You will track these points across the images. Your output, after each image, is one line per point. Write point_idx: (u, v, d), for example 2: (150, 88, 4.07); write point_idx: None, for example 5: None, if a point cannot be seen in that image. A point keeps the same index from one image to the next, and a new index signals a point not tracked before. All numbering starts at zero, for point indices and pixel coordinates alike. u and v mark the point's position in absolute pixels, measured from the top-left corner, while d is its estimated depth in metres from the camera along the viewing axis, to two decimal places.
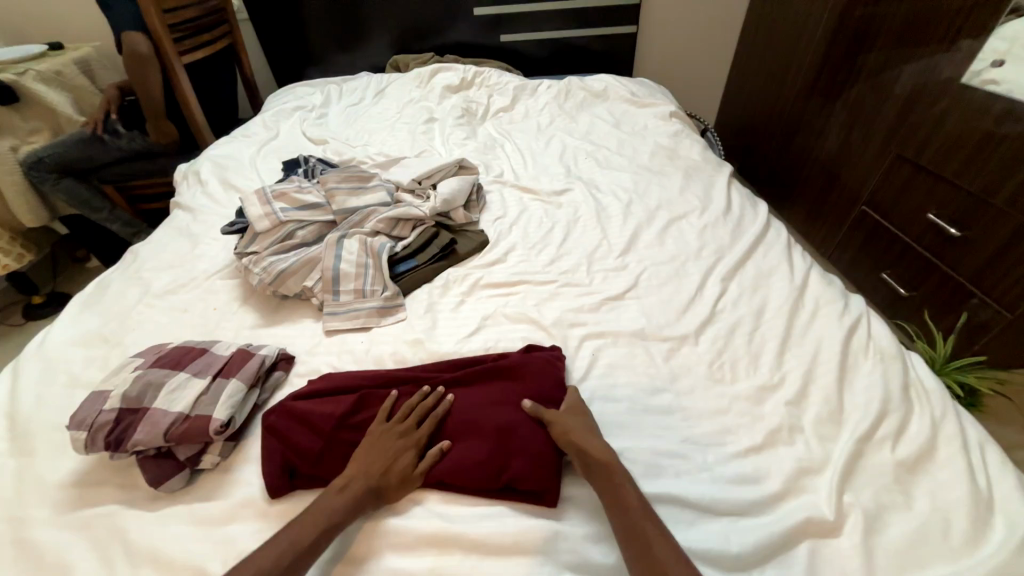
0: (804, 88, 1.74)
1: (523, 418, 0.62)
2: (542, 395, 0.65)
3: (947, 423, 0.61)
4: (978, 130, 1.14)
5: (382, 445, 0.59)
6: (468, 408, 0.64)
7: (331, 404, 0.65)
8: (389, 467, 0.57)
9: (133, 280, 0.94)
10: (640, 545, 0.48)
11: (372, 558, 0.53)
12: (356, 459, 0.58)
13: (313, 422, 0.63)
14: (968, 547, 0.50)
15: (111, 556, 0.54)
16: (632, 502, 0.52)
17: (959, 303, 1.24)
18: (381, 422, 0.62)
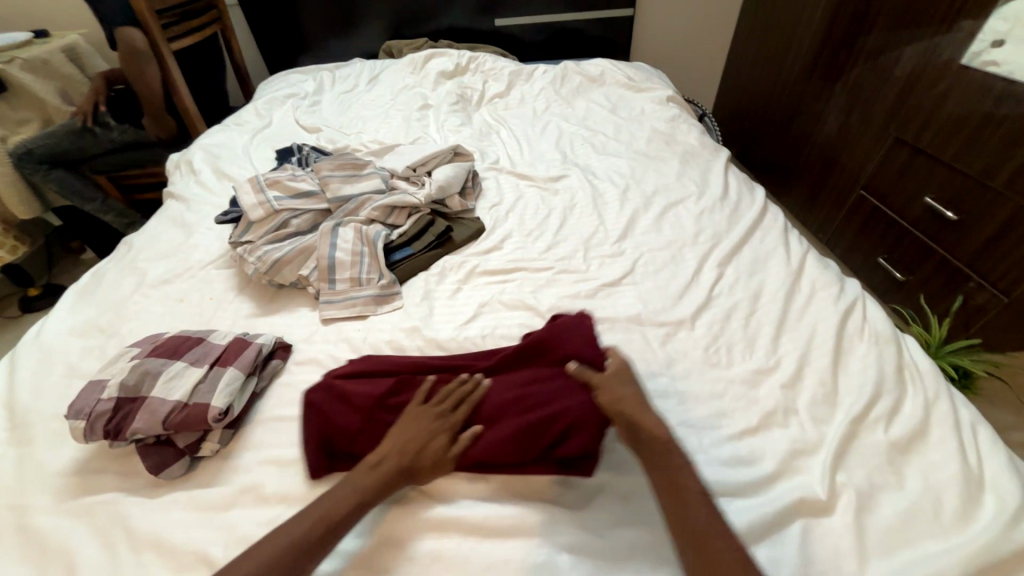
0: (804, 71, 1.72)
1: (565, 387, 0.60)
2: (582, 358, 0.64)
3: (939, 404, 0.62)
4: (979, 113, 1.13)
5: (418, 425, 0.58)
6: (509, 389, 0.62)
7: (369, 385, 0.64)
8: (423, 447, 0.56)
9: (128, 270, 0.94)
10: (693, 532, 0.47)
11: (405, 540, 0.53)
12: (390, 436, 0.57)
13: (352, 401, 0.62)
14: (958, 524, 0.51)
15: (115, 541, 0.55)
16: (688, 487, 0.50)
17: (955, 287, 1.24)
18: (418, 404, 0.60)
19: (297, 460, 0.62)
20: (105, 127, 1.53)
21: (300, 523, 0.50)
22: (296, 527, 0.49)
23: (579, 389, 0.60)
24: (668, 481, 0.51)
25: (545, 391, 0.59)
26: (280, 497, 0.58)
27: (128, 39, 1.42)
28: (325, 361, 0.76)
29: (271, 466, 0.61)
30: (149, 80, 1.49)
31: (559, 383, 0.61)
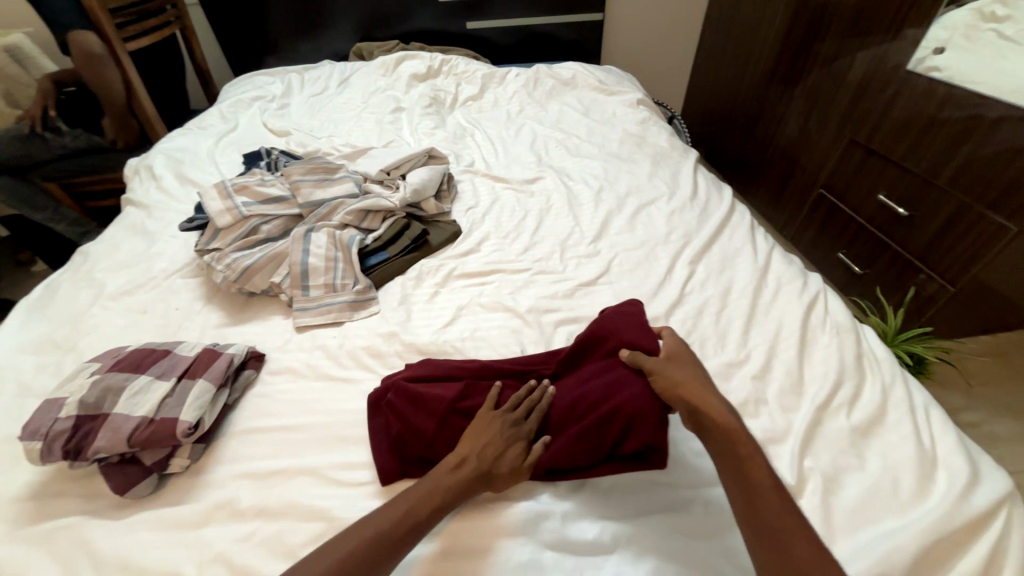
0: (765, 75, 1.79)
1: (629, 375, 0.60)
2: (638, 346, 0.63)
3: (895, 389, 0.66)
4: (923, 115, 1.21)
5: (493, 429, 0.56)
6: (577, 389, 0.61)
7: (440, 388, 0.63)
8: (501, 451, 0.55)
9: (85, 281, 0.89)
10: (766, 526, 0.47)
11: (473, 541, 0.53)
12: (465, 440, 0.56)
13: (425, 404, 0.61)
14: (915, 500, 0.54)
15: (76, 568, 0.52)
16: (761, 484, 0.50)
17: (907, 279, 1.32)
18: (490, 409, 0.59)
19: (272, 473, 0.60)
20: (56, 132, 1.46)
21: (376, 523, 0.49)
22: (371, 526, 0.48)
23: (636, 377, 0.59)
24: (732, 462, 0.52)
25: (608, 385, 0.59)
26: (256, 510, 0.56)
27: (84, 43, 1.38)
28: (300, 369, 0.74)
29: (245, 480, 0.60)
30: (110, 83, 1.45)
31: (619, 372, 0.60)
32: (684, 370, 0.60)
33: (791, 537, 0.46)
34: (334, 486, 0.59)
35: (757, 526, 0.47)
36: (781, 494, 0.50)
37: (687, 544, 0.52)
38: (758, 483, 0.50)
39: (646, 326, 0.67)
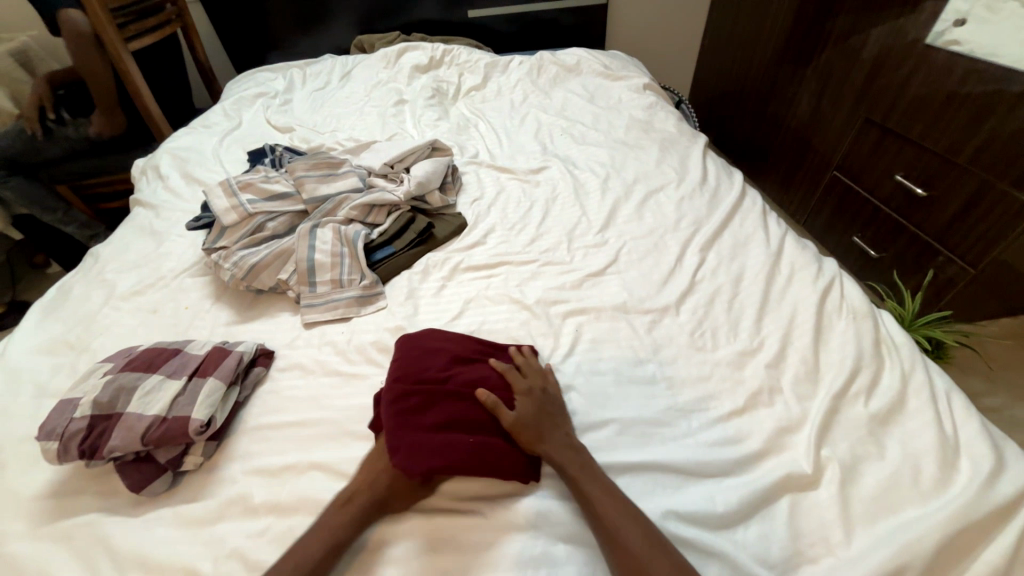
0: (776, 54, 1.74)
1: (470, 408, 0.60)
2: (489, 387, 0.63)
3: (915, 374, 0.64)
4: (943, 91, 1.16)
5: (474, 451, 0.55)
6: (461, 410, 0.59)
7: (458, 395, 0.61)
8: (476, 456, 0.55)
9: (97, 282, 0.90)
10: (621, 548, 0.47)
11: (452, 530, 0.53)
12: (428, 453, 0.54)
13: (439, 410, 0.59)
14: (937, 489, 0.53)
15: (96, 562, 0.53)
16: (608, 508, 0.50)
17: (926, 262, 1.28)
18: (473, 430, 0.58)
19: (285, 468, 0.60)
20: (59, 121, 1.48)
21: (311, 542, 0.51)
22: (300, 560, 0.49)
23: (469, 406, 0.60)
24: (585, 493, 0.52)
25: (466, 426, 0.58)
26: (270, 505, 0.57)
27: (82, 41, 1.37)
28: (309, 366, 0.74)
29: (258, 476, 0.60)
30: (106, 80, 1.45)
31: (458, 405, 0.60)
32: (520, 435, 0.57)
33: (636, 544, 0.47)
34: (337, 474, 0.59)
35: (614, 545, 0.48)
36: (640, 517, 0.50)
37: (703, 536, 0.51)
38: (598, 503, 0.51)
39: (429, 359, 0.65)
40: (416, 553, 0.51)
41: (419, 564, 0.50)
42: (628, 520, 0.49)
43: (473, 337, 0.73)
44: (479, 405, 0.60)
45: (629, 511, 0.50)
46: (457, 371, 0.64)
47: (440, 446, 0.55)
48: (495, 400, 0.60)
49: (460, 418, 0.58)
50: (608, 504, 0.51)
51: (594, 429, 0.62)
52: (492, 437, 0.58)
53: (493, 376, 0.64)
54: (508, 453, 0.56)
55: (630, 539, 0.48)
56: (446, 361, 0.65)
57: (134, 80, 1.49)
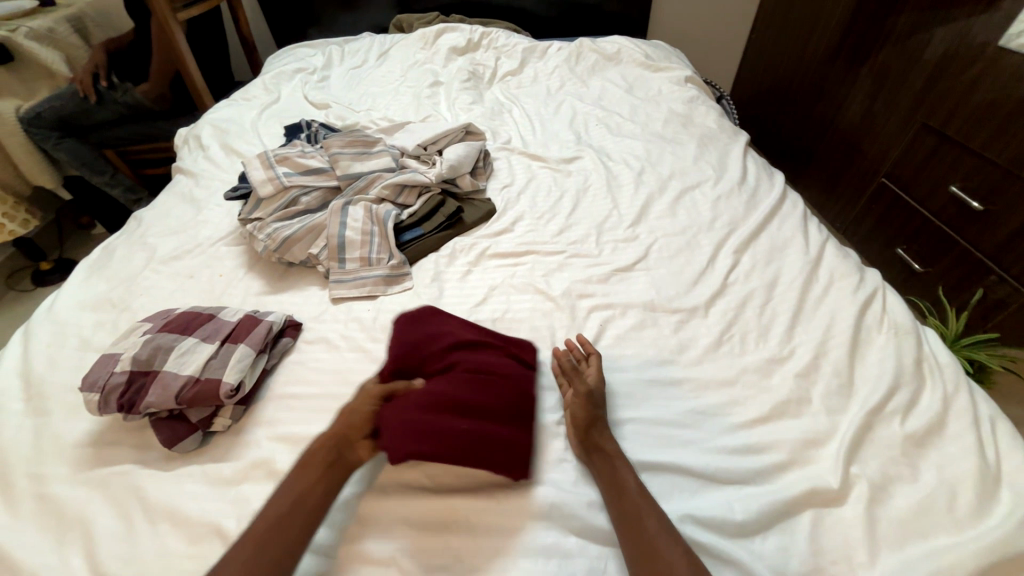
0: (829, 51, 1.66)
1: (462, 393, 0.59)
2: (487, 374, 0.63)
3: (959, 397, 0.61)
4: (1012, 99, 1.08)
5: (461, 437, 0.55)
6: (453, 392, 0.59)
7: (451, 381, 0.61)
8: (465, 442, 0.55)
9: (139, 245, 0.94)
10: (644, 546, 0.47)
11: (464, 512, 0.53)
12: (412, 436, 0.55)
13: (431, 393, 0.59)
14: (973, 519, 0.50)
15: (127, 509, 0.56)
16: (641, 507, 0.51)
17: (975, 279, 1.21)
18: (463, 415, 0.58)
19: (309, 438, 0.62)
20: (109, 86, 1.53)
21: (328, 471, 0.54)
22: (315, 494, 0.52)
23: (463, 390, 0.60)
24: (618, 491, 0.52)
25: (456, 410, 0.58)
26: None
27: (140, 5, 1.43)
28: (334, 340, 0.75)
29: (283, 443, 0.62)
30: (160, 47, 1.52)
31: (450, 389, 0.60)
32: (576, 410, 0.60)
33: (660, 546, 0.47)
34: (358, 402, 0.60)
35: (638, 544, 0.48)
36: (667, 522, 0.50)
37: (719, 543, 0.50)
38: (642, 505, 0.51)
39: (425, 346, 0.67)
40: (426, 527, 0.52)
41: (424, 540, 0.51)
42: (656, 527, 0.49)
43: (476, 322, 0.73)
44: (475, 387, 0.60)
45: (659, 518, 0.50)
46: (454, 357, 0.65)
47: (427, 430, 0.55)
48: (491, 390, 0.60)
49: (454, 399, 0.59)
50: (645, 502, 0.51)
51: (614, 425, 0.62)
52: (484, 423, 0.57)
53: (490, 365, 0.64)
54: (500, 442, 0.56)
55: (659, 542, 0.47)
56: (441, 348, 0.67)
57: (181, 52, 1.50)
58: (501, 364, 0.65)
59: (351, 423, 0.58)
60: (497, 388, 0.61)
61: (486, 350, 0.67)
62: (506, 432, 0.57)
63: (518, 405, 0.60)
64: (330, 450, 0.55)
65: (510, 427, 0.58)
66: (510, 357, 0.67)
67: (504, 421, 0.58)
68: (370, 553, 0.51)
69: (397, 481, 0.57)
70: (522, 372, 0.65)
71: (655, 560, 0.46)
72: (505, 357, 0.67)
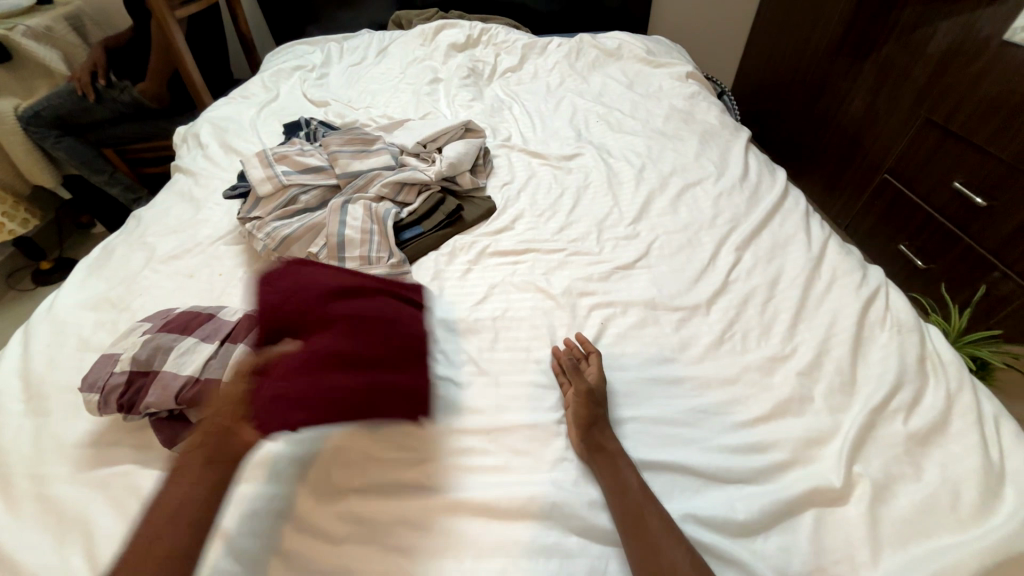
0: (831, 46, 1.65)
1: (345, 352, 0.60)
2: (366, 329, 0.63)
3: (962, 396, 0.60)
4: (1017, 94, 1.07)
5: (350, 395, 0.57)
6: (334, 352, 0.59)
7: (330, 341, 0.60)
8: (357, 401, 0.57)
9: (138, 245, 0.93)
10: (647, 546, 0.47)
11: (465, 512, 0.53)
12: (300, 407, 0.54)
13: (309, 359, 0.58)
14: (976, 518, 0.50)
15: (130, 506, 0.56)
16: (642, 505, 0.51)
17: (978, 276, 1.20)
18: (348, 371, 0.59)
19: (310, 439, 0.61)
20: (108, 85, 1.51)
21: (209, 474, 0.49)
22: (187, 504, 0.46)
23: (345, 347, 0.60)
24: (619, 491, 0.52)
25: (340, 370, 0.58)
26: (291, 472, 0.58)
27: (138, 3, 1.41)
28: None
29: None
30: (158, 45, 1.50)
31: (329, 349, 0.59)
32: (576, 407, 0.60)
33: (662, 545, 0.47)
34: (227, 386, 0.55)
35: (640, 544, 0.48)
36: (669, 521, 0.50)
37: (721, 542, 0.50)
38: (646, 506, 0.51)
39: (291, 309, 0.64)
40: (424, 529, 0.52)
41: (421, 543, 0.51)
42: (659, 525, 0.49)
43: (349, 275, 0.72)
44: (360, 340, 0.62)
45: (661, 517, 0.50)
46: (328, 317, 0.64)
47: (315, 397, 0.55)
48: (370, 343, 0.62)
49: (337, 358, 0.59)
50: (645, 501, 0.51)
51: (615, 424, 0.62)
52: (372, 378, 0.59)
53: (364, 318, 0.65)
54: (393, 395, 0.59)
55: (661, 541, 0.47)
56: (310, 310, 0.64)
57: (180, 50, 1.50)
58: (378, 315, 0.66)
59: (220, 410, 0.52)
60: (379, 342, 0.62)
61: (356, 304, 0.67)
62: (393, 379, 0.60)
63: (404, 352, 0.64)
64: (204, 450, 0.50)
65: (399, 376, 0.61)
66: (385, 305, 0.69)
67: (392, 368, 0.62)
68: (368, 554, 0.51)
69: (396, 481, 0.56)
70: (401, 320, 0.67)
71: (658, 560, 0.46)
72: (380, 306, 0.68)
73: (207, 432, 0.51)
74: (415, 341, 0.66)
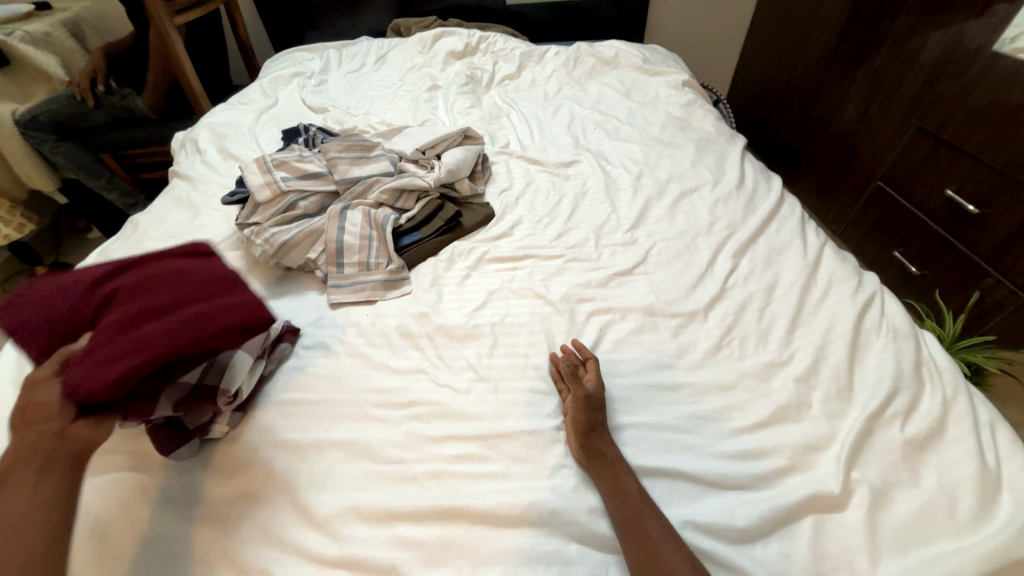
0: (824, 56, 1.68)
1: (144, 305, 0.51)
2: (156, 282, 0.55)
3: (958, 402, 0.61)
4: (1008, 103, 1.09)
5: (175, 325, 0.50)
6: (126, 310, 0.50)
7: (117, 306, 0.51)
8: (186, 327, 0.50)
9: (135, 250, 0.93)
10: (648, 552, 0.47)
11: (465, 520, 0.53)
12: (117, 357, 0.45)
13: (101, 328, 0.48)
14: (974, 524, 0.50)
15: (130, 509, 0.56)
16: (643, 512, 0.51)
17: (971, 282, 1.22)
18: (158, 315, 0.51)
19: (308, 445, 0.61)
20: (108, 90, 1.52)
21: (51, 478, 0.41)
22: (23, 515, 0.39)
23: (139, 300, 0.52)
24: (617, 496, 0.52)
25: (146, 319, 0.50)
26: (289, 478, 0.58)
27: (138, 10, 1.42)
28: (332, 345, 0.75)
29: (281, 450, 0.61)
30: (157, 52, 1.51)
31: (122, 310, 0.50)
32: (575, 414, 0.60)
33: (663, 550, 0.47)
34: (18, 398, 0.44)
35: (641, 551, 0.48)
36: (670, 528, 0.50)
37: (721, 549, 0.50)
38: (646, 513, 0.51)
39: (44, 311, 0.50)
40: (419, 539, 0.52)
41: (420, 551, 0.51)
42: (658, 531, 0.49)
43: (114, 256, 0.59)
44: (157, 290, 0.53)
45: (661, 522, 0.50)
46: (94, 294, 0.52)
47: (132, 343, 0.47)
48: (165, 289, 0.54)
49: (138, 310, 0.50)
50: (646, 506, 0.51)
51: (615, 430, 0.62)
52: (190, 309, 0.53)
53: (139, 275, 0.55)
54: (225, 316, 0.54)
55: (662, 546, 0.48)
56: (65, 298, 0.51)
57: (179, 56, 1.50)
58: (153, 268, 0.57)
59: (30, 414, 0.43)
60: (175, 286, 0.55)
61: (113, 271, 0.55)
62: (213, 304, 0.55)
63: (215, 290, 0.58)
64: (34, 456, 0.41)
65: (222, 301, 0.56)
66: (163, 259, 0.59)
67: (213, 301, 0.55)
68: (367, 561, 0.50)
69: (396, 492, 0.56)
70: (191, 266, 0.60)
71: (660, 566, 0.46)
72: (155, 262, 0.59)
73: (23, 439, 0.42)
74: (219, 276, 0.60)
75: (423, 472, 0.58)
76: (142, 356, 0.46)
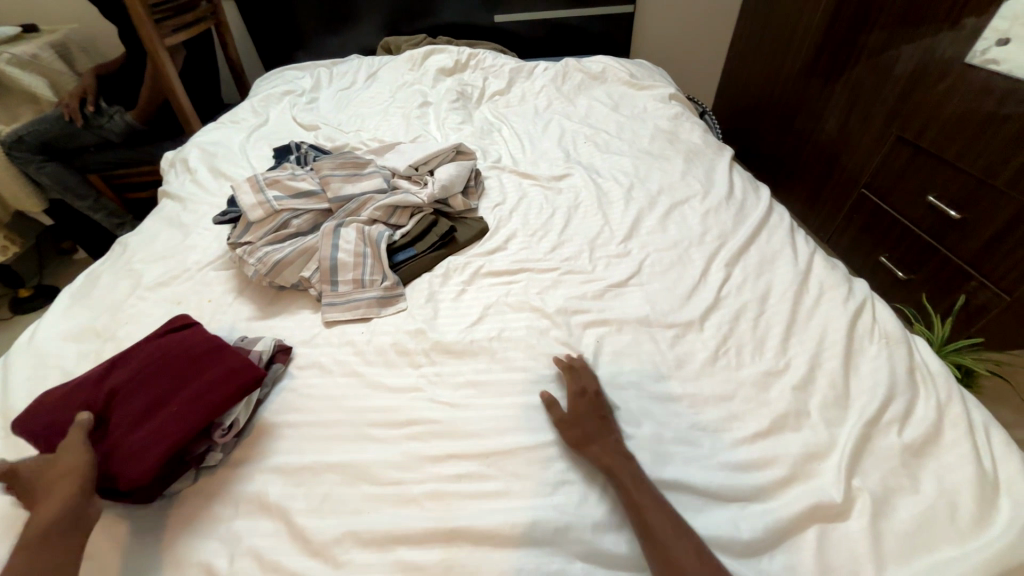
0: (804, 68, 1.73)
1: (151, 402, 0.59)
2: (153, 373, 0.62)
3: (953, 406, 0.61)
4: (982, 111, 1.13)
5: (177, 416, 0.57)
6: (138, 410, 0.58)
7: (130, 406, 0.59)
8: (186, 414, 0.57)
9: (125, 272, 0.92)
10: (664, 557, 0.47)
11: (470, 541, 0.52)
12: (141, 456, 0.54)
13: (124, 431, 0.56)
14: (975, 529, 0.51)
15: (133, 540, 0.54)
16: (652, 519, 0.50)
17: (957, 286, 1.24)
18: (163, 408, 0.58)
19: (304, 467, 0.60)
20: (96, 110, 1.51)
21: (58, 551, 0.46)
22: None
23: (147, 397, 0.59)
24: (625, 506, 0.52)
25: (154, 416, 0.58)
26: (284, 504, 0.57)
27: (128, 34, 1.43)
28: (327, 365, 0.74)
29: (278, 474, 0.60)
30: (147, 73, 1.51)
31: (134, 409, 0.58)
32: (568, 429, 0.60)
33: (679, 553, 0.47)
34: (43, 488, 0.50)
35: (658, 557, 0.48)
36: (684, 530, 0.50)
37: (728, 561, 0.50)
38: (652, 522, 0.50)
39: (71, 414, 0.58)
40: (419, 564, 0.51)
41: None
42: (671, 532, 0.49)
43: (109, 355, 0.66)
44: (158, 379, 0.61)
45: (673, 524, 0.50)
46: (107, 393, 0.60)
47: (149, 440, 0.55)
48: (163, 381, 0.61)
49: (152, 403, 0.59)
50: (656, 512, 0.51)
51: None
52: (187, 394, 0.59)
53: (138, 368, 0.62)
54: (216, 390, 0.60)
55: (677, 550, 0.48)
56: (86, 402, 0.59)
57: (170, 78, 1.51)
58: (149, 357, 0.64)
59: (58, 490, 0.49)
60: (170, 374, 0.62)
61: (118, 369, 0.63)
62: (204, 380, 0.61)
63: (205, 355, 0.64)
64: (57, 525, 0.47)
65: (211, 375, 0.61)
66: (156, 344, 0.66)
67: (207, 369, 0.62)
68: None
69: (395, 514, 0.55)
70: (180, 344, 0.65)
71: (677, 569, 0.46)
72: (149, 349, 0.65)
73: (48, 513, 0.47)
74: (206, 347, 0.65)
75: (423, 492, 0.57)
76: (169, 442, 0.55)
